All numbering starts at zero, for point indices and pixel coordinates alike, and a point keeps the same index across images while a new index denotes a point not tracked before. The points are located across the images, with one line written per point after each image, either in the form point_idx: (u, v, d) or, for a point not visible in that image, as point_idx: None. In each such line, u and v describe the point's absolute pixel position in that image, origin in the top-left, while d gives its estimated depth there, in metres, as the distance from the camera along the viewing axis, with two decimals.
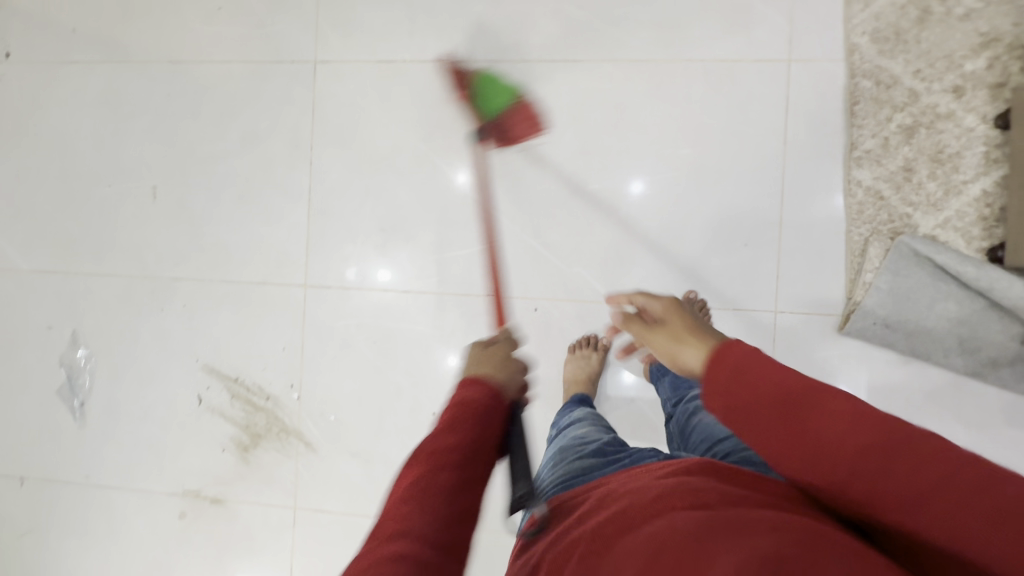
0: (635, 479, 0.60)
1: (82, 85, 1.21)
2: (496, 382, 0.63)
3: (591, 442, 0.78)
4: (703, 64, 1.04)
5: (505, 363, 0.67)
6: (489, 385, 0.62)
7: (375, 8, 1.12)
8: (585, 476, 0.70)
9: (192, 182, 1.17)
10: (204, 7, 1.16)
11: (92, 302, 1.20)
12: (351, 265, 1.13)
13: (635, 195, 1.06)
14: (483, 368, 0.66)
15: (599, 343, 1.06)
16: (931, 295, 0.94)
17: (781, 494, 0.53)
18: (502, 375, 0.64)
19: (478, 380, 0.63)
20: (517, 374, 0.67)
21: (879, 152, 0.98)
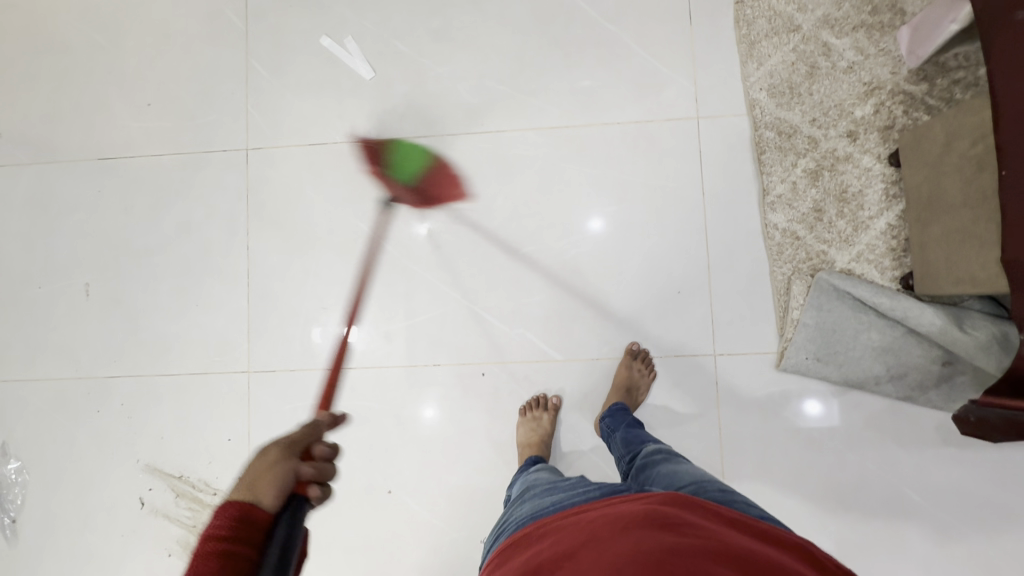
0: (610, 506, 0.64)
1: (10, 188, 1.19)
2: (247, 500, 0.49)
3: (562, 481, 0.82)
4: (618, 127, 1.10)
5: (265, 473, 0.53)
6: (240, 508, 0.48)
7: (302, 95, 1.15)
8: (554, 506, 0.73)
9: (127, 276, 1.15)
10: (133, 104, 1.18)
11: (22, 411, 1.14)
12: (318, 326, 1.12)
13: (595, 229, 1.09)
14: (240, 490, 0.51)
15: (548, 403, 1.07)
16: (855, 325, 0.99)
17: (732, 521, 0.61)
18: (251, 496, 0.50)
19: (226, 506, 0.48)
20: (282, 481, 0.53)
21: (789, 196, 1.04)
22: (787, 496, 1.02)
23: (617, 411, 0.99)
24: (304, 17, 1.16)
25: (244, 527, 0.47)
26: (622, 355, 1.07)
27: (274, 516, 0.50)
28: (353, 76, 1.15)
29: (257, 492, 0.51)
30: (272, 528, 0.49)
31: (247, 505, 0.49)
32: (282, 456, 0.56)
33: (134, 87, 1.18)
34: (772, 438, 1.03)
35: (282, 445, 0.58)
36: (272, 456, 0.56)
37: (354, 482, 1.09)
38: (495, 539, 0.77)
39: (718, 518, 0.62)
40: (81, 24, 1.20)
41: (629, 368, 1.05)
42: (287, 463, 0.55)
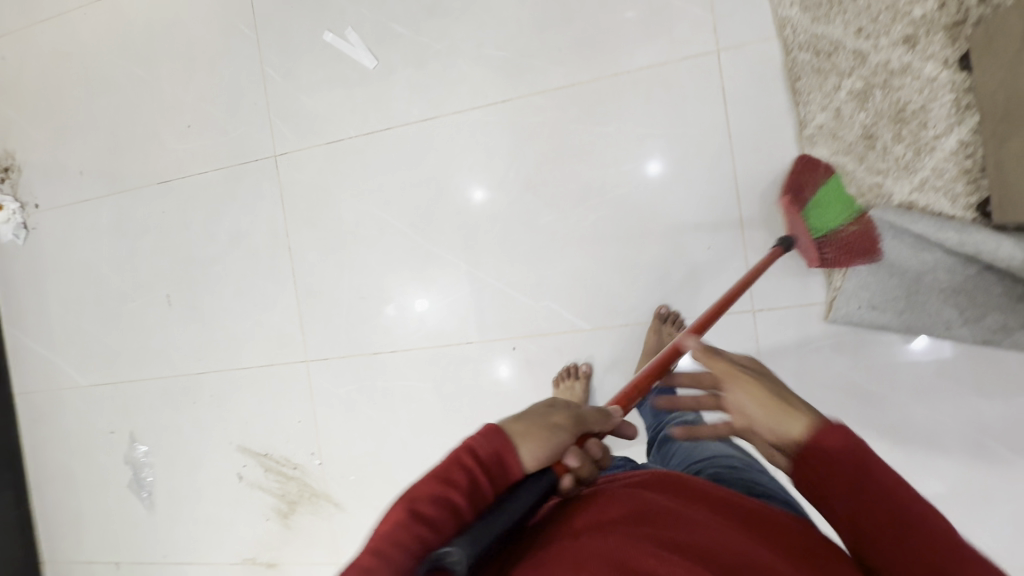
0: (594, 482, 0.59)
1: (96, 218, 1.37)
2: (515, 442, 0.50)
3: None
4: (629, 75, 1.02)
5: (547, 428, 0.53)
6: (500, 445, 0.50)
7: (315, 95, 1.19)
8: None
9: (197, 284, 1.30)
10: (176, 127, 1.29)
11: (139, 407, 1.36)
12: (393, 301, 1.18)
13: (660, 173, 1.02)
14: (517, 423, 0.52)
15: (580, 370, 1.07)
16: (922, 267, 0.88)
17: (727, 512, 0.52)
18: (524, 442, 0.51)
19: (495, 432, 0.50)
20: (556, 447, 0.52)
21: (832, 125, 0.93)
22: None
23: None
24: (306, 15, 1.17)
25: (495, 464, 0.49)
26: (652, 320, 1.03)
27: (523, 473, 0.50)
28: (358, 68, 1.16)
29: (525, 439, 0.51)
30: (514, 481, 0.50)
31: (508, 446, 0.50)
32: (568, 423, 0.54)
33: (174, 113, 1.29)
34: (823, 393, 0.96)
35: (574, 414, 0.55)
36: (563, 418, 0.54)
37: (409, 454, 1.18)
38: None
39: (726, 511, 0.53)
40: (124, 61, 1.31)
41: (659, 332, 1.01)
42: (566, 436, 0.53)
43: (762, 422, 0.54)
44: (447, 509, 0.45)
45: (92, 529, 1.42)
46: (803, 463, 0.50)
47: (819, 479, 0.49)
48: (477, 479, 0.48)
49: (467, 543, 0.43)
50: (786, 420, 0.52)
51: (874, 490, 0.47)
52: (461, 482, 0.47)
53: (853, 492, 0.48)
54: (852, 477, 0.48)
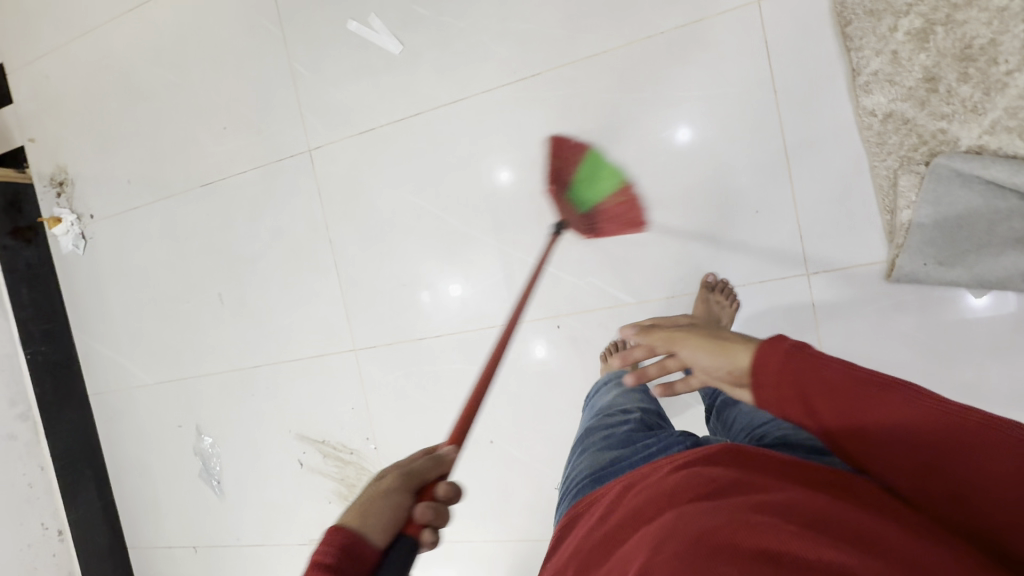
0: (653, 469, 0.59)
1: (146, 224, 1.42)
2: (359, 531, 0.48)
3: (620, 427, 0.77)
4: (663, 37, 0.98)
5: (380, 499, 0.51)
6: (342, 539, 0.47)
7: (344, 86, 1.19)
8: (612, 467, 0.68)
9: (245, 282, 1.34)
10: (213, 130, 1.32)
11: (202, 401, 1.43)
12: (425, 289, 1.19)
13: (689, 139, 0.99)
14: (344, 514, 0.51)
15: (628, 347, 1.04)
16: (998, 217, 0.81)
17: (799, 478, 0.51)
18: (364, 526, 0.49)
19: (331, 534, 0.48)
20: (393, 515, 0.51)
21: (889, 70, 0.86)
22: None
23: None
24: (329, 6, 1.17)
25: (348, 561, 0.46)
26: (698, 289, 1.00)
27: (376, 557, 0.48)
28: (384, 55, 1.15)
29: (365, 522, 0.49)
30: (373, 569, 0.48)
31: (352, 538, 0.48)
32: (400, 484, 0.53)
33: (210, 115, 1.32)
34: (888, 351, 0.93)
35: (402, 473, 0.54)
36: (388, 484, 0.53)
37: (460, 435, 1.20)
38: (560, 499, 0.74)
39: (798, 476, 0.51)
40: (159, 68, 1.35)
41: (707, 302, 0.96)
42: (400, 495, 0.52)
43: (713, 355, 0.59)
44: None
45: (169, 516, 1.52)
46: (759, 381, 0.54)
47: (781, 391, 0.52)
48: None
49: None
50: (729, 345, 0.59)
51: (836, 375, 0.50)
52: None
53: (822, 389, 0.50)
54: (809, 369, 0.51)
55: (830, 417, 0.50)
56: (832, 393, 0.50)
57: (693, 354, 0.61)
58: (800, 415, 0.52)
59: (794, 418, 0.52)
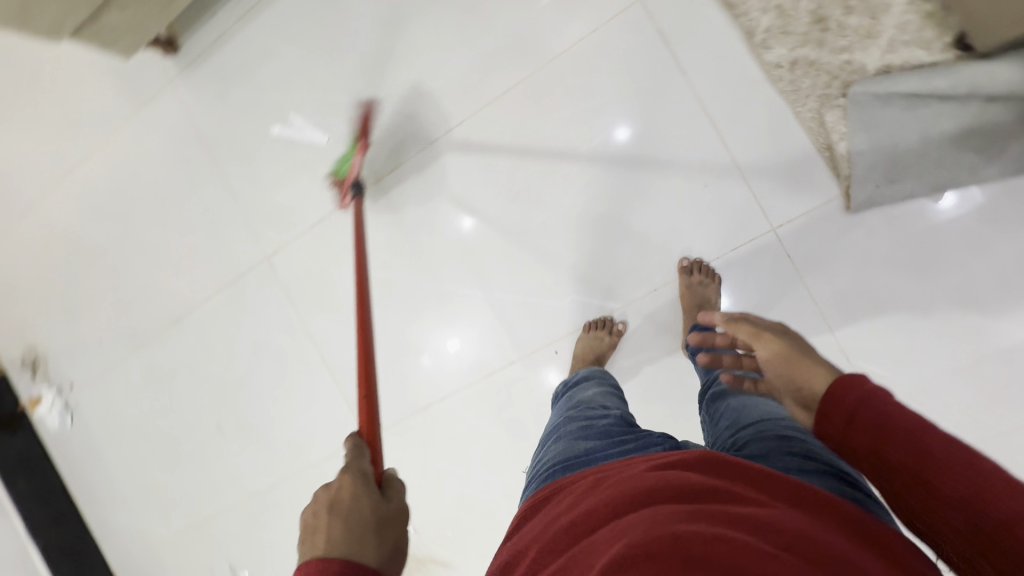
0: (629, 467, 0.58)
1: (127, 376, 1.40)
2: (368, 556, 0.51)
3: (600, 419, 0.76)
4: (566, 54, 1.03)
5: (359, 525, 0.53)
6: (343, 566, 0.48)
7: (283, 187, 1.21)
8: (585, 458, 0.67)
9: (240, 403, 1.31)
10: (169, 266, 1.32)
11: (229, 537, 1.37)
12: (424, 352, 1.17)
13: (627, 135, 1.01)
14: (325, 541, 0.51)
15: (614, 326, 1.04)
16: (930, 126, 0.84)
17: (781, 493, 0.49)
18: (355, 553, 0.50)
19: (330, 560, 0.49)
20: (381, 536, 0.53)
21: (780, 23, 0.91)
22: (913, 323, 0.92)
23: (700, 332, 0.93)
24: (250, 118, 1.21)
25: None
26: (678, 277, 1.01)
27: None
28: (313, 147, 1.18)
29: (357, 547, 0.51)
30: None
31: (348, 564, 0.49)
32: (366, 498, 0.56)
33: (163, 253, 1.32)
34: (873, 281, 0.93)
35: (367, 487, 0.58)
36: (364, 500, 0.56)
37: (495, 491, 1.16)
38: (527, 483, 0.73)
39: (786, 491, 0.49)
40: (103, 224, 1.36)
41: (690, 287, 0.97)
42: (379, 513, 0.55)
43: (785, 371, 0.63)
44: None
45: None
46: (826, 415, 0.55)
47: (850, 428, 0.53)
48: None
49: None
50: (805, 370, 0.61)
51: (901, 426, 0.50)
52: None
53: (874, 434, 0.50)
54: (875, 415, 0.51)
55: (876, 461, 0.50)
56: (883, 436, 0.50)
57: (767, 362, 0.65)
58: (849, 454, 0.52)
59: (853, 458, 0.53)
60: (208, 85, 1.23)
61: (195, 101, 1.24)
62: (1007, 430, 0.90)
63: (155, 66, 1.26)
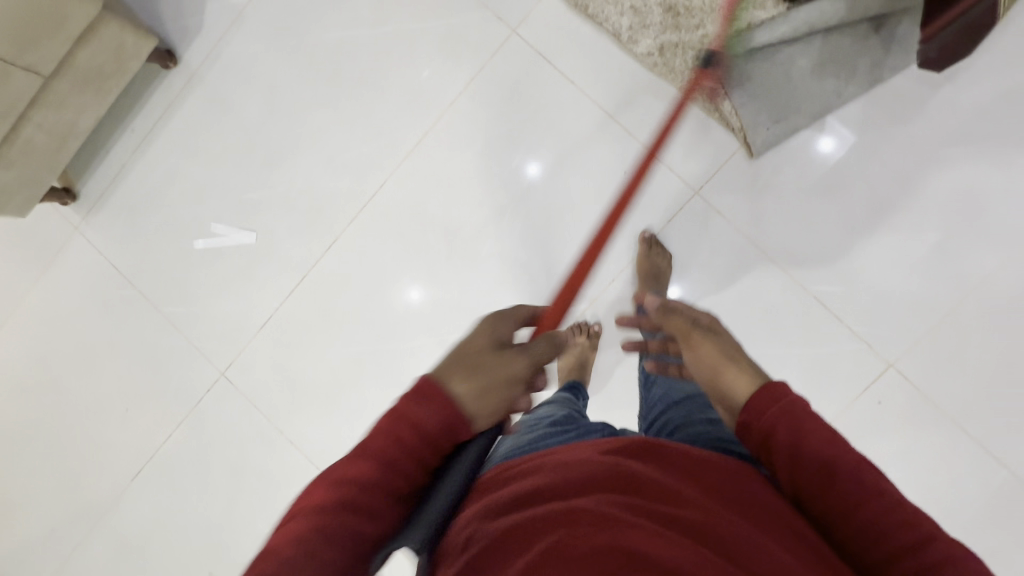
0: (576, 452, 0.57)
1: (88, 561, 1.23)
2: (467, 412, 0.49)
3: (544, 416, 0.75)
4: (464, 95, 1.09)
5: (493, 385, 0.51)
6: (447, 420, 0.47)
7: (221, 297, 1.17)
8: (524, 446, 0.66)
9: (228, 542, 1.18)
10: (116, 419, 1.21)
11: None
12: None
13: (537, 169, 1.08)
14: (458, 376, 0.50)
15: (591, 328, 1.04)
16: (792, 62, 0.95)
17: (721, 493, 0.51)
18: (467, 410, 0.49)
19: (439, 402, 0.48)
20: (502, 408, 0.50)
21: (639, 20, 1.00)
22: (843, 235, 1.01)
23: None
24: (170, 241, 1.18)
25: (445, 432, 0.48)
26: (638, 250, 1.04)
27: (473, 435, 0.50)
28: (243, 249, 1.16)
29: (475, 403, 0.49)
30: (466, 441, 0.50)
31: (457, 418, 0.48)
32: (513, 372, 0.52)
33: (106, 409, 1.21)
34: (791, 210, 1.02)
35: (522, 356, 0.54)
36: (516, 366, 0.53)
37: None
38: None
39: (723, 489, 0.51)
40: (31, 398, 1.24)
41: (648, 257, 1.01)
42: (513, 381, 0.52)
43: (710, 373, 0.63)
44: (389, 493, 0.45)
45: None
46: (746, 429, 0.56)
47: (767, 440, 0.54)
48: (423, 458, 0.47)
49: (414, 527, 0.46)
50: (729, 376, 0.61)
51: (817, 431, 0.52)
52: (400, 470, 0.45)
53: (791, 437, 0.52)
54: (792, 431, 0.52)
55: (789, 458, 0.52)
56: (801, 436, 0.52)
57: (696, 362, 0.65)
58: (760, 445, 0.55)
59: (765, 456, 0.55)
60: (118, 222, 1.19)
61: (107, 243, 1.20)
62: (957, 303, 0.98)
63: (56, 221, 1.21)
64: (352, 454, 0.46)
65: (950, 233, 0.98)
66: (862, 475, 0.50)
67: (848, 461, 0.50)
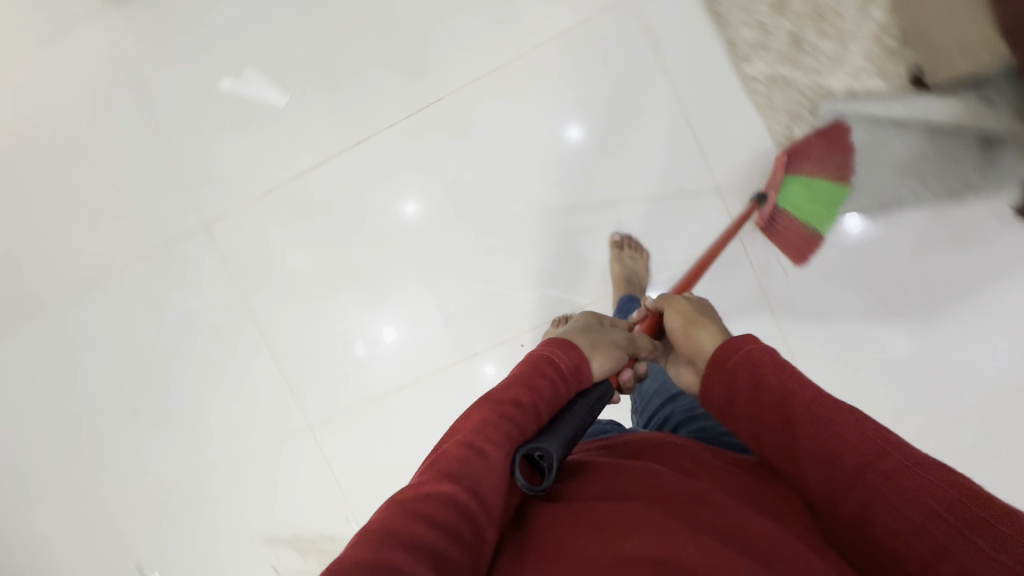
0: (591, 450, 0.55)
1: (16, 350, 1.21)
2: (586, 356, 0.57)
3: None
4: (555, 40, 1.00)
5: (604, 341, 0.61)
6: (574, 354, 0.56)
7: (230, 148, 1.09)
8: None
9: (161, 385, 1.17)
10: (81, 226, 1.15)
11: (136, 535, 1.22)
12: (356, 342, 1.11)
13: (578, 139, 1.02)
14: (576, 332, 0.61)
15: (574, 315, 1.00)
16: (829, 122, 0.91)
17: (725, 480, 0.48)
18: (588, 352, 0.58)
19: (569, 343, 0.57)
20: (615, 362, 0.60)
21: (761, 39, 0.95)
22: (853, 334, 0.98)
23: (627, 302, 0.96)
24: (195, 67, 1.08)
25: (574, 370, 0.55)
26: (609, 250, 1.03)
27: (592, 382, 0.57)
28: (270, 108, 1.07)
29: (592, 352, 0.58)
30: (586, 387, 0.56)
31: (582, 357, 0.56)
32: (620, 339, 0.63)
33: (75, 212, 1.15)
34: (817, 290, 0.99)
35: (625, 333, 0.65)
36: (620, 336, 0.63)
37: None
38: None
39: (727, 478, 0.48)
40: None
41: (620, 259, 1.01)
42: (620, 345, 0.62)
43: (684, 335, 0.65)
44: (533, 409, 0.50)
45: None
46: (710, 386, 0.56)
47: (730, 394, 0.55)
48: (557, 389, 0.53)
49: (557, 440, 0.48)
50: (699, 330, 0.63)
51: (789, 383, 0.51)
52: (542, 391, 0.51)
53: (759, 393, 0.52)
54: (752, 382, 0.53)
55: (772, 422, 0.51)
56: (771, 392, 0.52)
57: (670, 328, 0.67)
58: (736, 416, 0.54)
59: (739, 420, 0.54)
60: (145, 23, 1.08)
61: (128, 41, 1.09)
62: None
63: None
64: (502, 382, 0.52)
65: (953, 374, 0.95)
66: (822, 424, 0.48)
67: (799, 415, 0.49)
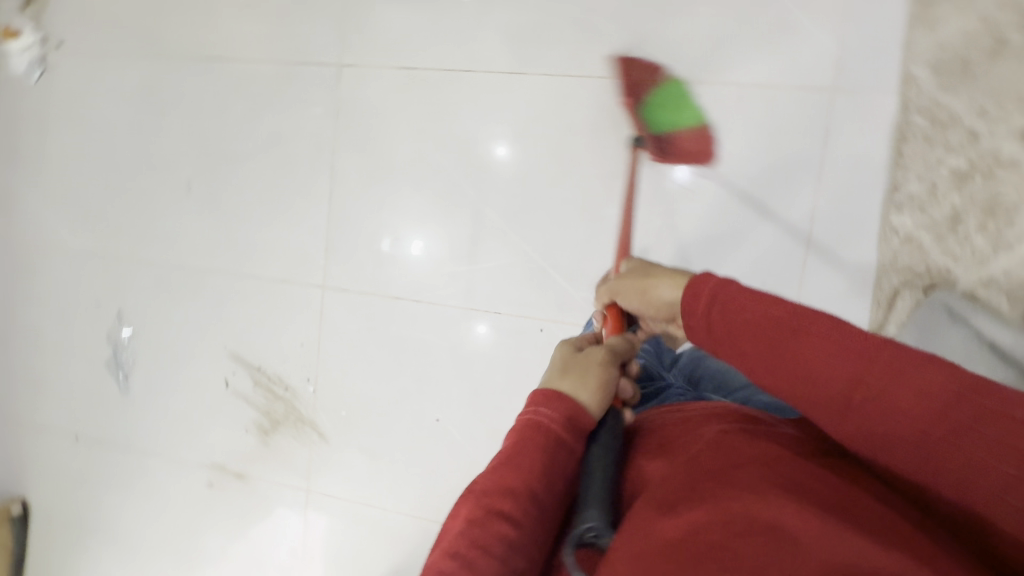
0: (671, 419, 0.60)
1: (122, 75, 1.26)
2: (580, 403, 0.57)
3: None
4: (737, 88, 0.98)
5: (592, 372, 0.60)
6: (569, 404, 0.57)
7: (398, 12, 1.10)
8: None
9: (222, 176, 1.21)
10: (235, 5, 1.18)
11: (132, 286, 1.29)
12: (385, 239, 1.14)
13: (681, 179, 1.01)
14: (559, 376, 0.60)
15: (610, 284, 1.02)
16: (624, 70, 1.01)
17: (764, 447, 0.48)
18: (580, 395, 0.58)
19: (558, 396, 0.57)
20: (609, 392, 0.60)
21: (925, 199, 0.87)
22: None
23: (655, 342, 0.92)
24: None
25: (569, 425, 0.56)
26: None
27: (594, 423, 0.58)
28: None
29: (581, 391, 0.58)
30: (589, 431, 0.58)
31: (575, 408, 0.57)
32: (608, 360, 0.62)
33: None
34: None
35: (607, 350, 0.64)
36: (599, 356, 0.62)
37: (405, 405, 1.15)
38: None
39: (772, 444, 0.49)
40: None
41: None
42: (609, 367, 0.62)
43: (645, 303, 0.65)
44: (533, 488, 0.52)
45: (59, 396, 1.38)
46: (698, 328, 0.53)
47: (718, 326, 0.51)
48: (558, 455, 0.54)
49: (590, 509, 0.52)
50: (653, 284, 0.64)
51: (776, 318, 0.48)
52: (531, 468, 0.52)
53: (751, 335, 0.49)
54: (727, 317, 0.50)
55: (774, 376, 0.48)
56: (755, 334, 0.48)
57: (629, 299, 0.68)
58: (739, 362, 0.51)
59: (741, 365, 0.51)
60: None
61: None
62: None
63: None
64: (490, 468, 0.54)
65: None
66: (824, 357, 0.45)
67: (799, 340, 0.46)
